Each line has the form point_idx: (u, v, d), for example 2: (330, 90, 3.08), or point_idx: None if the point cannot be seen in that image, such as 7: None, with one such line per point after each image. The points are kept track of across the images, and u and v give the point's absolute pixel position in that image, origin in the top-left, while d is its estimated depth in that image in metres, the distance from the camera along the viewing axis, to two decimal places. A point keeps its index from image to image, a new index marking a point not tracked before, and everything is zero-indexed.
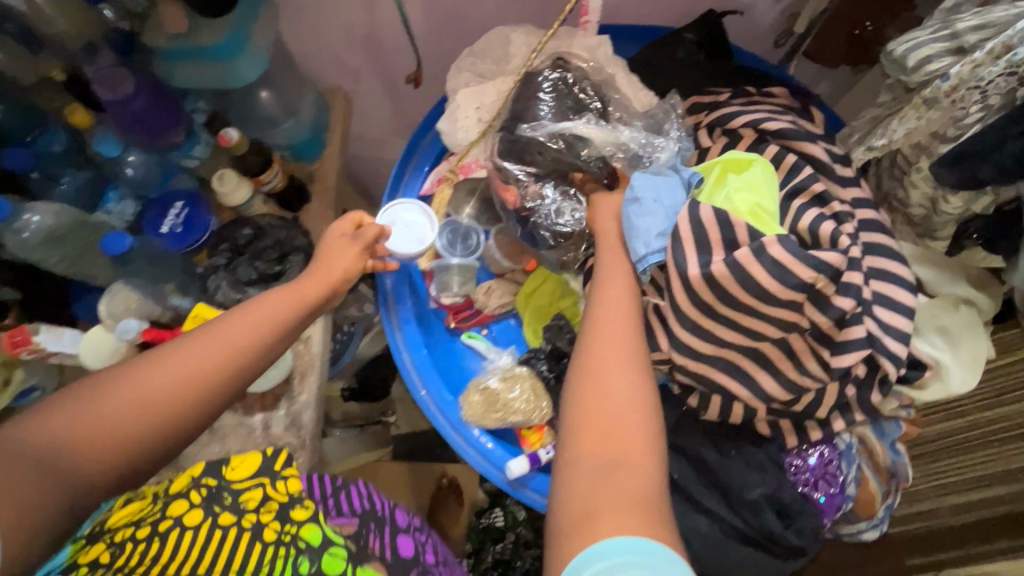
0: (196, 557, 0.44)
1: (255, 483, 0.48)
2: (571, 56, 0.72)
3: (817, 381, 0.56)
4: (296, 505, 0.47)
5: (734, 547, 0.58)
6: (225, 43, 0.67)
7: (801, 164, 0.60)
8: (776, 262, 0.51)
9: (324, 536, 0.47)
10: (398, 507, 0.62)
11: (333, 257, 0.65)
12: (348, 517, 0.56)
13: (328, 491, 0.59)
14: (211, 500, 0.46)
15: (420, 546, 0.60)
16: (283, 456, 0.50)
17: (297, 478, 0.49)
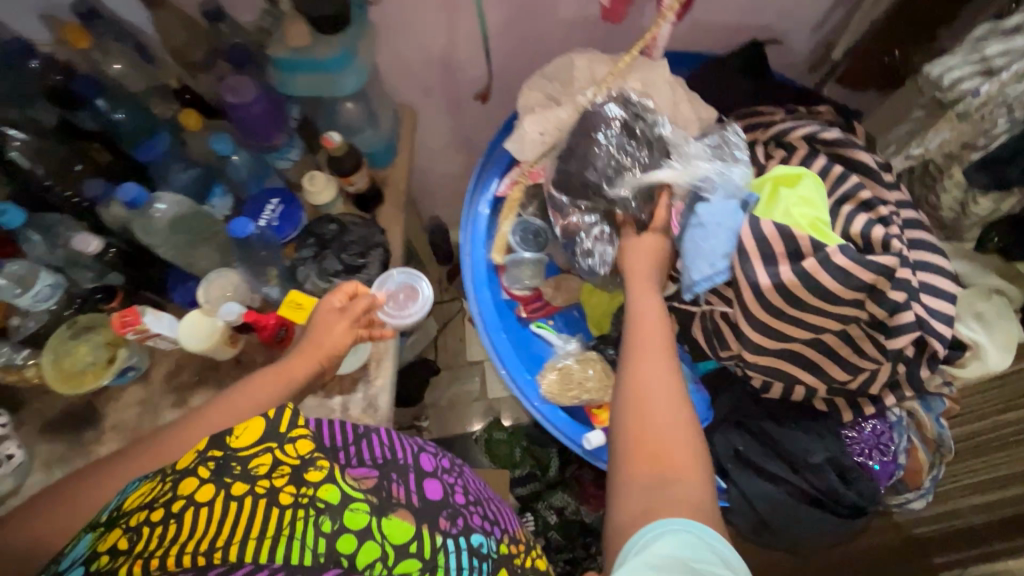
0: (217, 527, 0.45)
1: (262, 450, 0.49)
2: (629, 98, 0.76)
3: (874, 361, 0.63)
4: (309, 468, 0.49)
5: (801, 509, 0.65)
6: (338, 57, 0.76)
7: (846, 174, 0.65)
8: (841, 269, 0.57)
9: (343, 494, 0.48)
10: (422, 453, 0.61)
11: (325, 333, 0.76)
12: (365, 467, 0.55)
13: (348, 439, 0.58)
14: (220, 472, 0.47)
15: (449, 488, 0.58)
16: (287, 418, 0.51)
17: (306, 440, 0.50)
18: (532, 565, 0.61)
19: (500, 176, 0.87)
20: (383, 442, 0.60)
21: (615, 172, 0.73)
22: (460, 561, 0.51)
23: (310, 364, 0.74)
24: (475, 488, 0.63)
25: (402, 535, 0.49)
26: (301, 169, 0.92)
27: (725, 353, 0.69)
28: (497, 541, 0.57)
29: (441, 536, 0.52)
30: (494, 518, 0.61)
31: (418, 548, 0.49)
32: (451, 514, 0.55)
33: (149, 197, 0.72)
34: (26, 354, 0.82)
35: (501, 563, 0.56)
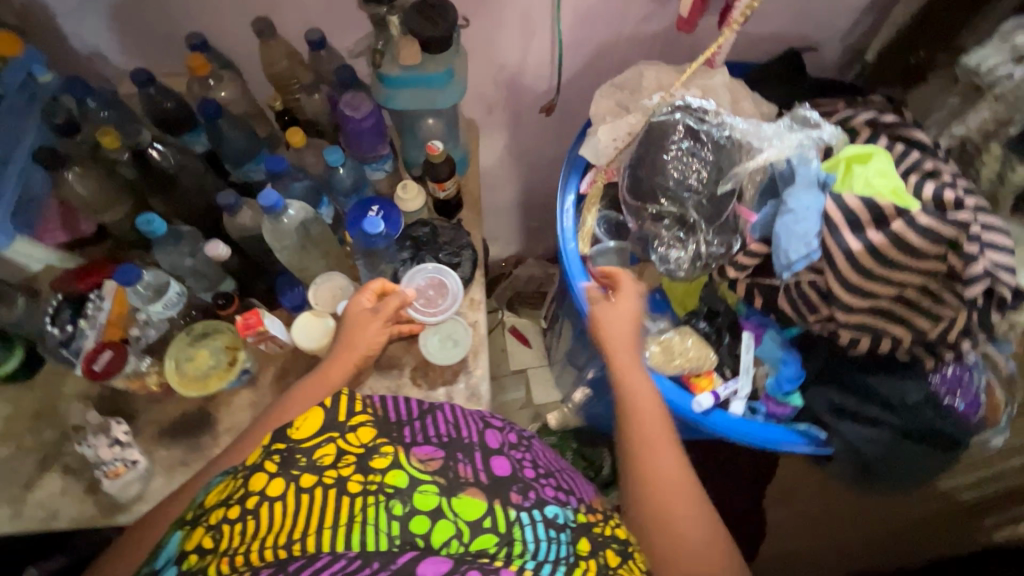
0: (293, 517, 0.47)
1: (325, 441, 0.53)
2: (692, 104, 0.80)
3: (953, 310, 0.70)
4: (375, 455, 0.52)
5: (903, 443, 0.73)
6: (443, 73, 0.85)
7: (908, 151, 0.74)
8: (926, 227, 0.66)
9: (410, 477, 0.51)
10: (488, 429, 0.65)
11: (361, 336, 0.80)
12: (430, 446, 0.57)
13: (412, 414, 0.62)
14: (287, 466, 0.50)
15: (517, 464, 0.60)
16: (345, 408, 0.55)
17: (367, 429, 0.54)
18: (616, 533, 0.59)
19: (580, 177, 0.95)
20: (447, 419, 0.64)
21: (692, 182, 0.80)
22: (537, 534, 0.52)
23: (346, 368, 0.79)
24: (545, 461, 0.66)
25: (473, 510, 0.51)
26: (390, 180, 0.99)
27: (814, 317, 0.76)
28: (574, 509, 0.58)
29: (515, 509, 0.53)
30: (569, 487, 0.63)
31: (492, 524, 0.51)
32: (521, 487, 0.56)
33: (284, 202, 0.77)
34: (148, 361, 0.85)
35: (581, 532, 0.56)
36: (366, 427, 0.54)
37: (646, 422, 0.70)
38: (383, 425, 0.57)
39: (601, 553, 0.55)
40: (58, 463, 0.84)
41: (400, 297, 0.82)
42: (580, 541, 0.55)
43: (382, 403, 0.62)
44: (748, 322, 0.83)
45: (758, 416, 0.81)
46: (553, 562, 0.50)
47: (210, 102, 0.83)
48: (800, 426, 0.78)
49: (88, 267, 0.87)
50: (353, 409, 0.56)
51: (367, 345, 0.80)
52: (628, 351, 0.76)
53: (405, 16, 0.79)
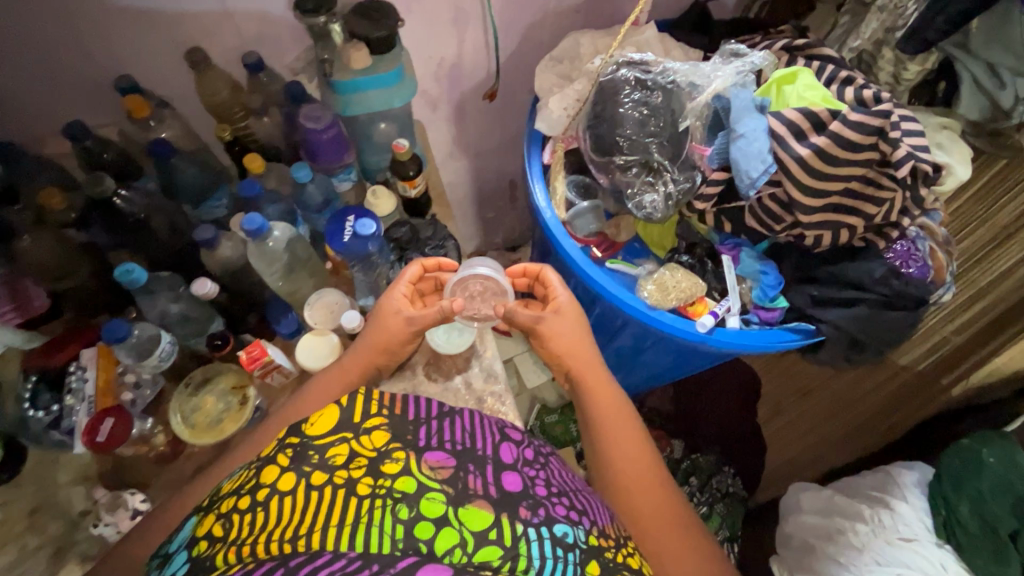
0: (299, 511, 0.50)
1: (338, 440, 0.57)
2: (634, 59, 0.87)
3: (892, 191, 0.80)
4: (386, 459, 0.56)
5: (882, 314, 0.82)
6: (394, 73, 0.87)
7: (824, 65, 0.84)
8: (858, 121, 0.75)
9: (418, 483, 0.54)
10: (503, 443, 0.64)
11: (389, 335, 0.82)
12: (442, 453, 0.59)
13: (432, 415, 0.64)
14: (299, 461, 0.55)
15: (529, 481, 0.60)
16: (360, 409, 0.61)
17: (380, 432, 0.59)
18: (626, 560, 0.56)
19: (540, 150, 0.99)
20: (465, 426, 0.65)
21: (650, 129, 0.86)
22: (543, 552, 0.51)
23: (364, 364, 0.82)
24: (560, 481, 0.64)
25: (480, 522, 0.51)
26: (357, 190, 0.99)
27: (781, 226, 0.85)
28: (585, 529, 0.56)
29: (521, 524, 0.52)
30: (581, 507, 0.59)
31: (498, 536, 0.51)
32: (531, 504, 0.56)
33: (269, 223, 0.76)
34: (152, 422, 0.81)
35: (590, 554, 0.53)
36: (380, 431, 0.59)
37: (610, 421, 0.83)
38: (399, 428, 0.60)
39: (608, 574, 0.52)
40: (73, 553, 0.78)
41: (439, 310, 0.81)
42: (589, 563, 0.52)
43: (400, 403, 0.64)
44: (723, 246, 0.92)
45: (753, 326, 0.88)
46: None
47: (162, 141, 0.81)
48: (791, 324, 0.86)
49: (71, 331, 0.82)
50: (368, 412, 0.61)
51: (393, 345, 0.83)
52: (585, 353, 0.87)
53: (348, 20, 0.81)
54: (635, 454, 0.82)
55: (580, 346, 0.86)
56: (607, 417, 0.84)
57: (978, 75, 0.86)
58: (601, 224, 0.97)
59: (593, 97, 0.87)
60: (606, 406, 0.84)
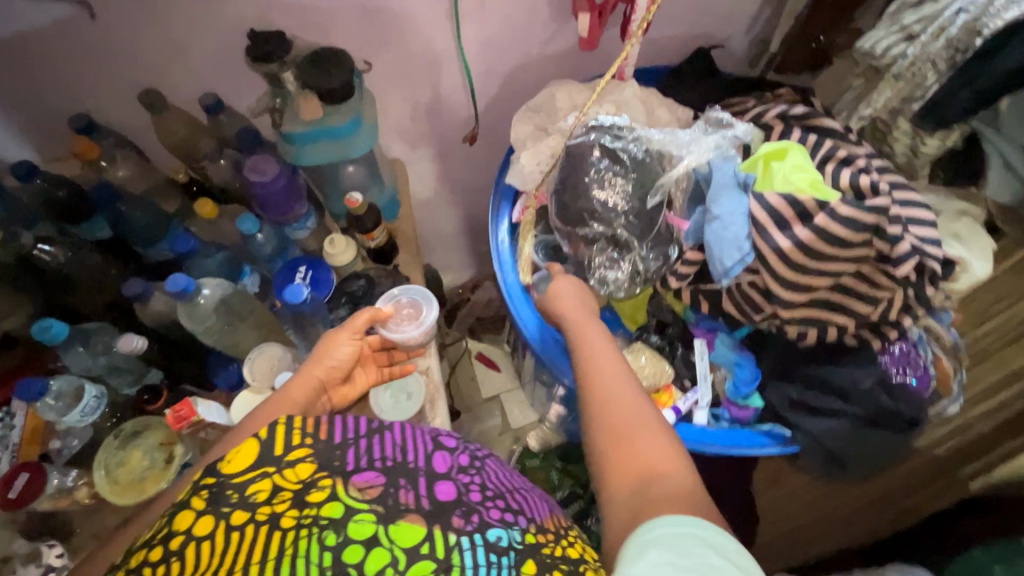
0: (218, 560, 0.42)
1: (260, 476, 0.47)
2: (604, 123, 0.80)
3: (888, 289, 0.70)
4: (311, 489, 0.46)
5: (864, 432, 0.73)
6: (349, 124, 0.82)
7: (821, 140, 0.74)
8: (848, 217, 0.65)
9: (346, 508, 0.45)
10: (437, 451, 0.53)
11: (329, 351, 0.78)
12: (372, 472, 0.48)
13: (361, 433, 0.52)
14: (216, 502, 0.45)
15: (463, 487, 0.50)
16: (282, 441, 0.50)
17: (305, 464, 0.48)
18: (566, 554, 0.49)
19: (511, 205, 0.93)
20: (396, 438, 0.53)
21: (619, 200, 0.77)
22: (476, 560, 0.44)
23: (306, 387, 0.74)
24: (499, 482, 0.54)
25: (410, 539, 0.44)
26: (317, 235, 0.94)
27: (760, 316, 0.75)
28: (520, 529, 0.48)
29: (455, 534, 0.45)
30: (520, 507, 0.51)
31: (430, 552, 0.44)
32: (464, 511, 0.48)
33: (196, 283, 0.73)
34: (75, 474, 0.78)
35: (527, 554, 0.46)
36: (305, 461, 0.48)
37: (608, 390, 0.62)
38: (326, 451, 0.49)
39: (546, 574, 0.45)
40: None
41: (367, 313, 0.79)
42: (525, 564, 0.45)
43: (324, 425, 0.52)
44: (698, 328, 0.82)
45: (723, 422, 0.80)
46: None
47: (105, 186, 0.79)
48: (764, 427, 0.77)
49: (18, 365, 0.80)
50: (291, 442, 0.50)
51: (332, 363, 0.77)
52: (577, 310, 0.72)
53: (300, 70, 0.76)
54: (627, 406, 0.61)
55: (578, 310, 0.70)
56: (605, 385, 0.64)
57: (1007, 157, 0.74)
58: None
59: (561, 161, 0.80)
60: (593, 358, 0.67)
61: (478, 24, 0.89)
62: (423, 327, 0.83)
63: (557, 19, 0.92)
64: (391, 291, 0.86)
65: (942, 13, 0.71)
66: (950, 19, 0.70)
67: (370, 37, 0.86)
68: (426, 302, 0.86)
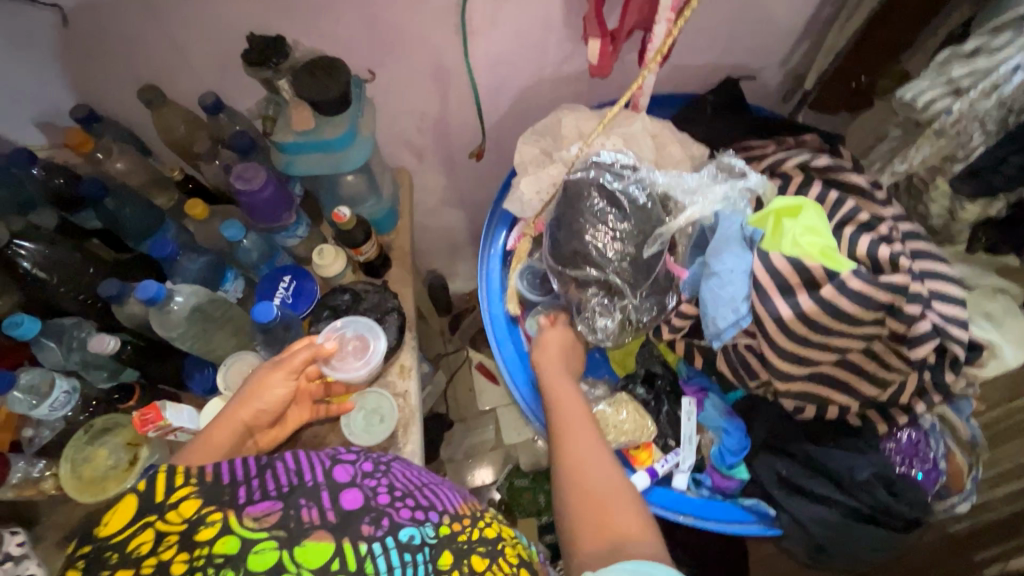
0: None
1: (141, 528, 0.46)
2: (604, 161, 0.75)
3: (900, 373, 0.63)
4: (201, 526, 0.46)
5: (858, 526, 0.66)
6: (342, 137, 0.79)
7: (842, 199, 0.67)
8: (858, 292, 0.58)
9: (243, 540, 0.46)
10: (336, 466, 0.54)
11: (262, 390, 0.74)
12: (268, 499, 0.49)
13: (251, 470, 0.51)
14: (96, 567, 0.45)
15: (371, 491, 0.53)
16: (163, 485, 0.49)
17: (190, 501, 0.48)
18: (482, 534, 0.54)
19: (507, 230, 0.89)
20: (291, 460, 0.53)
21: (614, 244, 0.71)
22: (390, 562, 0.49)
23: (230, 432, 0.71)
24: (407, 479, 0.56)
25: (318, 558, 0.47)
26: (308, 243, 0.92)
27: (754, 382, 0.70)
28: (433, 525, 0.52)
29: (366, 542, 0.49)
30: (430, 501, 0.54)
31: (341, 566, 0.47)
32: (374, 516, 0.50)
33: (168, 290, 0.71)
34: (42, 465, 0.79)
35: (442, 547, 0.51)
36: (188, 500, 0.48)
37: (584, 462, 0.62)
38: (213, 487, 0.49)
39: (463, 561, 0.51)
40: None
41: (310, 349, 0.75)
42: (441, 555, 0.51)
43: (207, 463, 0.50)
44: (689, 385, 0.78)
45: (703, 490, 0.74)
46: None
47: (95, 180, 0.77)
48: (747, 502, 0.72)
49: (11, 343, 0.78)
50: (173, 483, 0.49)
51: (263, 402, 0.73)
52: (556, 373, 0.72)
53: (294, 79, 0.73)
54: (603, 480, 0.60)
55: (557, 376, 0.70)
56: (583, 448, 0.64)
57: None
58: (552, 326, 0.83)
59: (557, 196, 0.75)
60: (567, 424, 0.66)
61: (489, 40, 0.85)
62: (372, 364, 0.82)
63: (574, 39, 0.87)
64: (335, 322, 0.84)
65: (998, 68, 0.63)
66: (1006, 76, 0.62)
67: (375, 47, 0.83)
68: (372, 334, 0.84)
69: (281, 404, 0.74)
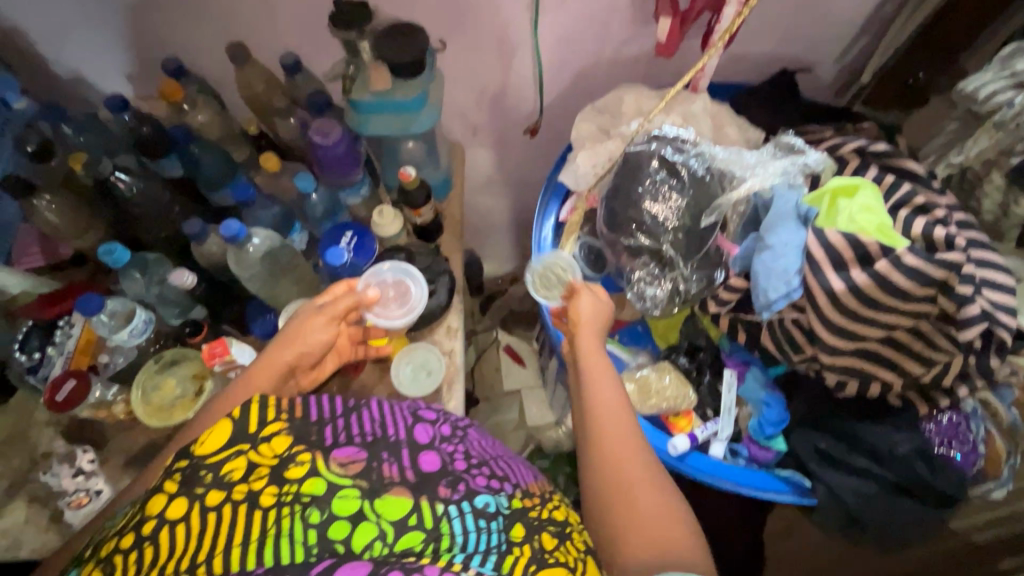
0: (197, 540, 0.44)
1: (234, 454, 0.49)
2: (668, 134, 0.78)
3: (948, 354, 0.65)
4: (291, 465, 0.49)
5: (893, 499, 0.68)
6: (415, 99, 0.84)
7: (898, 183, 0.70)
8: (911, 268, 0.60)
9: (329, 484, 0.48)
10: (417, 425, 0.58)
11: (305, 333, 0.75)
12: (354, 447, 0.52)
13: (337, 412, 0.56)
14: (192, 484, 0.47)
15: (448, 455, 0.55)
16: (255, 419, 0.52)
17: (281, 437, 0.51)
18: (552, 515, 0.54)
19: (559, 203, 0.92)
20: (375, 416, 0.57)
21: (671, 215, 0.75)
22: (465, 526, 0.48)
23: (273, 373, 0.72)
24: (482, 449, 0.59)
25: (397, 510, 0.47)
26: (368, 204, 0.97)
27: (799, 357, 0.72)
28: (506, 495, 0.52)
29: (442, 504, 0.49)
30: (504, 474, 0.56)
31: (417, 521, 0.47)
32: (450, 480, 0.52)
33: (248, 231, 0.76)
34: (116, 390, 0.85)
35: (514, 518, 0.51)
36: (280, 436, 0.51)
37: (618, 447, 0.61)
38: (303, 429, 0.52)
39: (533, 536, 0.50)
40: (24, 491, 0.83)
41: (353, 296, 0.78)
42: (513, 527, 0.50)
43: (300, 405, 0.55)
44: (731, 359, 0.80)
45: (739, 460, 0.77)
46: (482, 553, 0.46)
47: (179, 128, 0.83)
48: (783, 473, 0.74)
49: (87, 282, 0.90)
50: (267, 419, 0.52)
51: (303, 343, 0.74)
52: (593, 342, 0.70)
53: (376, 42, 0.78)
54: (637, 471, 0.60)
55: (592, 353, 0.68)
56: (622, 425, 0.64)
57: None
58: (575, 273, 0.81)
59: (619, 165, 0.79)
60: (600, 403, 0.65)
61: (558, 17, 0.88)
62: (415, 314, 0.82)
63: (638, 22, 0.90)
64: (374, 267, 0.85)
65: None
66: None
67: (448, 18, 0.87)
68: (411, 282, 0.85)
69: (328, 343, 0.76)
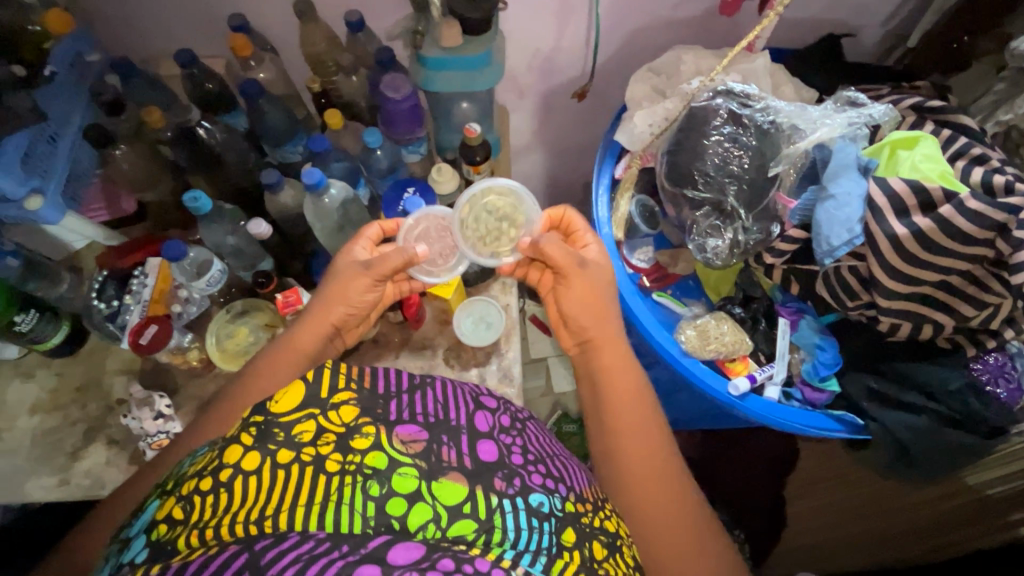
0: (265, 495, 0.39)
1: (305, 417, 0.44)
2: (734, 89, 0.81)
3: (999, 297, 0.69)
4: (354, 435, 0.43)
5: (943, 431, 0.73)
6: (480, 57, 0.86)
7: (955, 136, 0.74)
8: (975, 212, 0.64)
9: (390, 459, 0.42)
10: (479, 412, 0.52)
11: (352, 292, 0.76)
12: (416, 426, 0.46)
13: (402, 387, 0.50)
14: (264, 440, 0.42)
15: (505, 448, 0.49)
16: (328, 383, 0.47)
17: (350, 406, 0.45)
18: (604, 524, 0.48)
19: (614, 161, 0.93)
20: (437, 398, 0.52)
21: (736, 168, 0.79)
22: (518, 523, 0.41)
23: (318, 332, 0.75)
24: (538, 447, 0.53)
25: (453, 497, 0.42)
26: (425, 162, 0.99)
27: (853, 303, 0.76)
28: (561, 497, 0.46)
29: (497, 496, 0.43)
30: (559, 475, 0.50)
31: (472, 511, 0.41)
32: (507, 474, 0.45)
33: (326, 181, 0.78)
34: (190, 338, 0.88)
35: (568, 522, 0.44)
36: (350, 405, 0.45)
37: (626, 430, 0.70)
38: (370, 400, 0.47)
39: (585, 543, 0.44)
40: (102, 434, 0.86)
41: (402, 256, 0.74)
42: (564, 531, 0.43)
43: (369, 375, 0.49)
44: (784, 308, 0.85)
45: (793, 401, 0.82)
46: (533, 553, 0.40)
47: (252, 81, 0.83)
48: (837, 413, 0.78)
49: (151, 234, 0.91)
50: (339, 386, 0.47)
51: (354, 300, 0.76)
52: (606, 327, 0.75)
53: None
54: (646, 451, 0.70)
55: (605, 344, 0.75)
56: (617, 408, 0.72)
57: None
58: (512, 203, 0.82)
59: (683, 120, 0.82)
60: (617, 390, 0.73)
61: None
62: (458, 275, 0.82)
63: None
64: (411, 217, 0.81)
65: None
66: None
67: None
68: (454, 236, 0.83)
69: (371, 296, 0.77)
